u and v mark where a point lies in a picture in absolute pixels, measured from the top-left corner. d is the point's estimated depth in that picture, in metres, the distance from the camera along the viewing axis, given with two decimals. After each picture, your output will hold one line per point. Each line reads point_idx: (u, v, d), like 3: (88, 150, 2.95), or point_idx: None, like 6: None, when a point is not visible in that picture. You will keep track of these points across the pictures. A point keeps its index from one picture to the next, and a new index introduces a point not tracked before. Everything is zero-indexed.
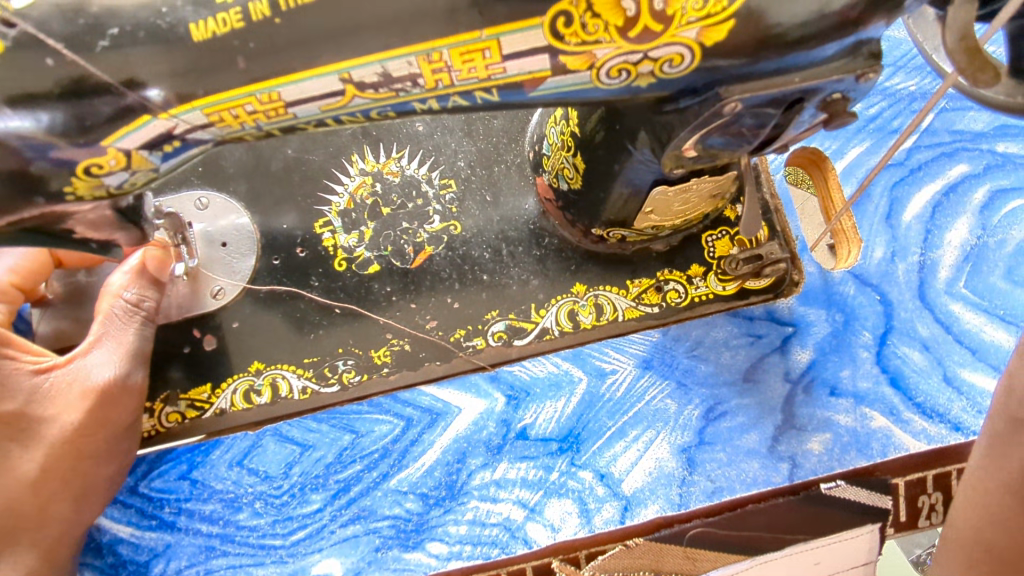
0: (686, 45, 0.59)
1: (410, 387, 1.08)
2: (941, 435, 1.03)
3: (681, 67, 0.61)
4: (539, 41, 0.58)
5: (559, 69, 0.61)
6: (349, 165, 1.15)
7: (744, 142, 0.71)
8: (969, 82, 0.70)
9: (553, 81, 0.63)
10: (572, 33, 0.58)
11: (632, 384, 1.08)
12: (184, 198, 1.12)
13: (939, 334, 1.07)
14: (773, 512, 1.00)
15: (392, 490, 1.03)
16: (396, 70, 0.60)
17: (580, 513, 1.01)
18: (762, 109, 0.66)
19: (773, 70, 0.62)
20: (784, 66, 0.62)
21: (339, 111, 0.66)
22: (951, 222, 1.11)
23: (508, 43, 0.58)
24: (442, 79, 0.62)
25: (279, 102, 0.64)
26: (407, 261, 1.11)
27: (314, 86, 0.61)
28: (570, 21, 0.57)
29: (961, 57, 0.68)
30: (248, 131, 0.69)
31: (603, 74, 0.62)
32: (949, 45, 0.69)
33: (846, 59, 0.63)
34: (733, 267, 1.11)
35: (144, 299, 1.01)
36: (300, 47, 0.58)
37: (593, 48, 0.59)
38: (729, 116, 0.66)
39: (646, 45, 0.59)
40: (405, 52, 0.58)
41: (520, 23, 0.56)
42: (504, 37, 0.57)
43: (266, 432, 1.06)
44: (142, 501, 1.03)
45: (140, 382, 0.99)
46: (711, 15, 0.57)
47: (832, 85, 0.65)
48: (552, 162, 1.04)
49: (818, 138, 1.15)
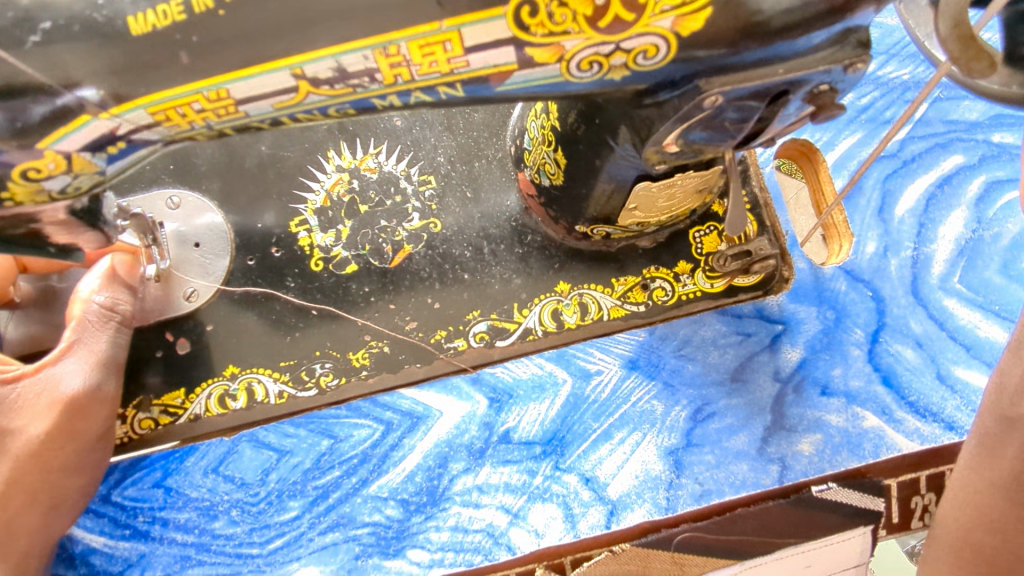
0: (660, 35, 0.56)
1: (389, 390, 1.05)
2: (934, 435, 1.01)
3: (656, 59, 0.58)
4: (502, 32, 0.54)
5: (526, 62, 0.57)
6: (324, 161, 1.11)
7: (727, 136, 0.68)
8: (962, 71, 0.67)
9: (520, 75, 0.59)
10: (538, 24, 0.54)
11: (618, 385, 1.05)
12: (155, 197, 1.08)
13: (933, 330, 1.05)
14: (763, 515, 0.99)
15: (372, 496, 1.01)
16: (352, 65, 0.56)
17: (565, 518, 0.99)
18: (744, 103, 0.63)
19: (754, 62, 0.59)
20: (767, 56, 0.58)
21: (296, 107, 0.62)
22: (946, 216, 1.08)
23: (469, 34, 0.54)
24: (402, 73, 0.58)
25: (230, 99, 0.60)
26: (386, 260, 1.07)
27: (265, 83, 0.58)
28: (535, 10, 0.53)
29: (955, 46, 0.65)
30: (199, 131, 0.65)
31: (574, 67, 0.58)
32: (942, 32, 0.65)
33: (834, 48, 0.60)
34: (721, 264, 1.07)
35: (117, 303, 0.95)
36: (247, 40, 0.55)
37: (560, 40, 0.55)
38: (711, 110, 0.62)
39: (618, 36, 0.55)
40: (359, 45, 0.54)
41: (481, 13, 0.53)
42: (466, 28, 0.53)
43: (242, 437, 1.03)
44: (115, 510, 1.00)
45: (112, 392, 0.93)
46: (686, 3, 0.54)
47: (819, 77, 0.61)
48: (533, 156, 1.01)
49: (809, 129, 1.11)
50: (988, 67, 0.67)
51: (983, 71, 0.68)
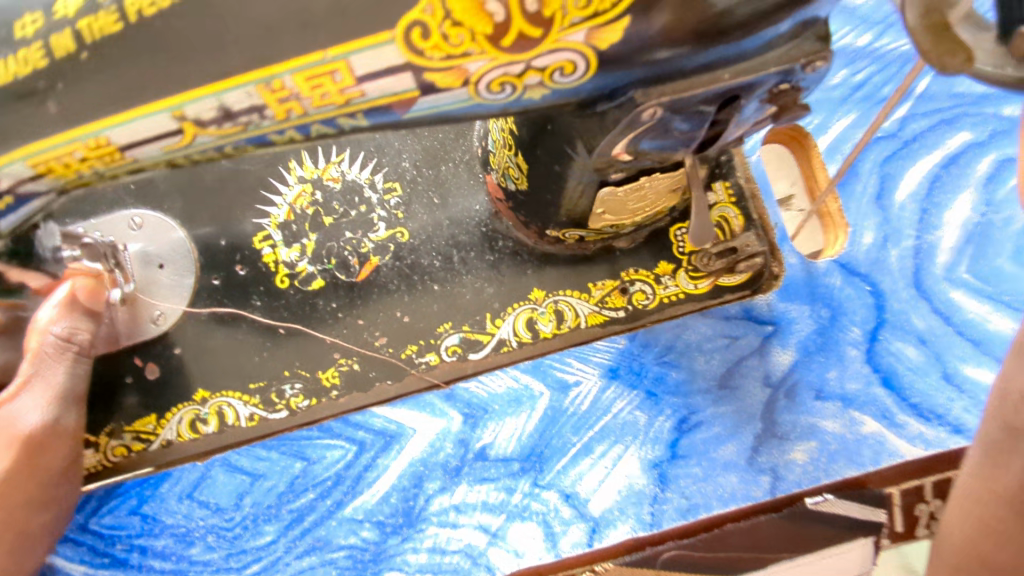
0: (574, 50, 0.48)
1: (361, 409, 1.02)
2: (940, 440, 0.93)
3: (576, 76, 0.50)
4: (394, 58, 0.47)
5: (427, 88, 0.50)
6: (286, 173, 1.06)
7: (679, 144, 0.61)
8: (936, 69, 0.56)
9: (425, 102, 0.51)
10: (431, 46, 0.46)
11: (598, 395, 1.00)
12: (117, 219, 1.04)
13: (938, 325, 0.97)
14: (753, 531, 0.94)
15: (347, 518, 0.98)
16: (236, 104, 0.50)
17: (545, 537, 0.96)
18: (689, 112, 0.56)
19: (694, 69, 0.52)
20: (708, 62, 0.51)
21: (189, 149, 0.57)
22: (951, 200, 0.99)
23: (358, 62, 0.47)
24: (294, 108, 0.52)
25: (112, 146, 0.55)
26: (353, 274, 1.03)
27: (145, 126, 0.53)
28: (426, 30, 0.46)
29: (925, 36, 0.55)
30: (89, 178, 0.62)
31: (483, 90, 0.51)
32: (909, 23, 0.56)
33: (787, 47, 0.53)
34: (705, 263, 1.01)
35: (76, 332, 0.93)
36: (127, 83, 0.50)
37: (462, 62, 0.48)
38: (652, 121, 0.56)
39: (525, 55, 0.47)
40: (240, 81, 0.48)
41: (365, 39, 0.46)
42: (353, 56, 0.47)
43: (215, 462, 1.01)
44: (93, 539, 0.99)
45: (71, 425, 0.92)
46: (599, 13, 0.46)
47: (772, 80, 0.54)
48: (497, 160, 0.95)
49: (798, 112, 1.03)
50: (964, 63, 0.55)
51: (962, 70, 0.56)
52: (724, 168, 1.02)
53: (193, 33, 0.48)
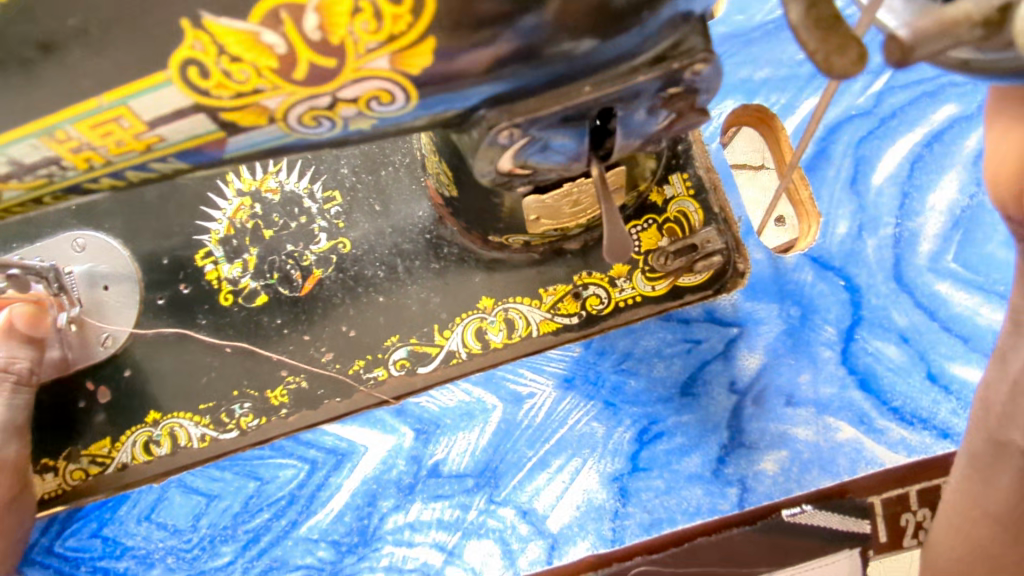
0: (383, 77, 0.47)
1: (312, 427, 0.98)
2: (924, 445, 0.85)
3: (396, 104, 0.50)
4: (181, 99, 0.47)
5: (229, 126, 0.50)
6: (224, 186, 1.03)
7: (569, 160, 0.58)
8: (823, 68, 0.46)
9: (237, 140, 0.52)
10: (216, 85, 0.46)
11: (553, 407, 0.94)
12: (60, 241, 1.02)
13: (922, 322, 0.88)
14: (725, 544, 0.85)
15: (303, 538, 0.93)
16: (26, 156, 0.50)
17: (503, 554, 0.89)
18: (562, 128, 0.55)
19: (553, 81, 0.50)
20: (566, 72, 0.50)
21: (7, 204, 0.55)
22: (936, 179, 0.91)
23: (141, 107, 0.47)
24: (93, 157, 0.51)
25: None
26: (296, 288, 0.99)
27: None
28: (206, 70, 0.45)
29: (809, 33, 0.46)
30: None
31: (295, 122, 0.51)
32: (796, 19, 0.48)
33: (656, 53, 0.51)
34: (662, 263, 0.94)
35: (13, 361, 0.95)
36: None
37: (259, 98, 0.48)
38: (513, 143, 0.55)
39: (327, 85, 0.47)
40: (21, 134, 0.48)
41: (141, 82, 0.45)
42: (133, 100, 0.46)
43: (172, 483, 0.98)
44: (60, 561, 0.96)
45: (14, 456, 0.92)
46: (397, 37, 0.45)
47: (651, 88, 0.53)
48: (430, 166, 0.89)
49: (761, 92, 0.95)
50: (857, 63, 0.45)
51: (853, 73, 0.46)
52: (682, 159, 0.95)
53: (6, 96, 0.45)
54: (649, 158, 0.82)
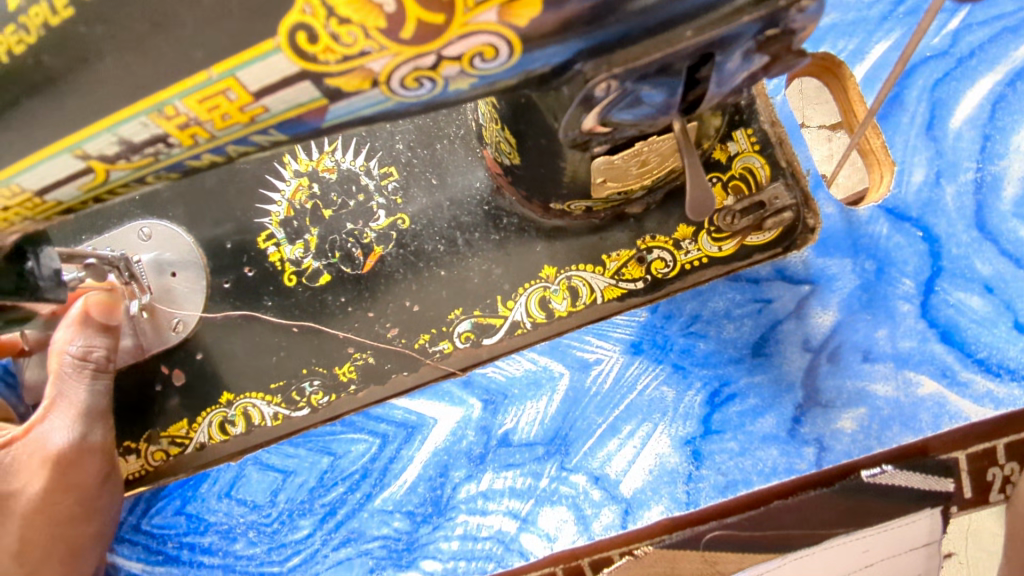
0: (489, 32, 0.46)
1: (381, 402, 0.99)
2: (1013, 397, 0.83)
3: (499, 59, 0.49)
4: (288, 67, 0.47)
5: (333, 94, 0.50)
6: (282, 168, 1.03)
7: (657, 112, 0.60)
8: None
9: (338, 107, 0.53)
10: (323, 50, 0.46)
11: (621, 372, 0.93)
12: (127, 231, 1.04)
13: (1006, 269, 0.86)
14: (805, 508, 0.86)
15: (378, 510, 0.95)
16: (134, 134, 0.52)
17: (577, 520, 0.89)
18: (656, 79, 0.55)
19: (655, 26, 0.50)
20: (668, 18, 0.50)
21: (103, 187, 0.59)
22: (1019, 121, 0.89)
23: (248, 78, 0.48)
24: (197, 131, 0.53)
25: (29, 191, 0.58)
26: (358, 266, 1.00)
27: (52, 169, 0.55)
28: (313, 34, 0.45)
29: None
30: (27, 221, 0.64)
31: (397, 85, 0.51)
32: None
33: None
34: (728, 222, 0.93)
35: (91, 351, 0.95)
36: (68, 124, 0.51)
37: (364, 62, 0.47)
38: (608, 96, 0.56)
39: (433, 43, 0.46)
40: (130, 113, 0.50)
41: (251, 52, 0.46)
42: (240, 72, 0.47)
43: (248, 461, 1.00)
44: (148, 538, 1.00)
45: (100, 440, 0.95)
46: None
47: (751, 30, 0.52)
48: (490, 135, 0.88)
49: (829, 38, 0.95)
50: None
51: None
52: (746, 114, 0.93)
53: (127, 76, 0.48)
54: (714, 115, 0.80)
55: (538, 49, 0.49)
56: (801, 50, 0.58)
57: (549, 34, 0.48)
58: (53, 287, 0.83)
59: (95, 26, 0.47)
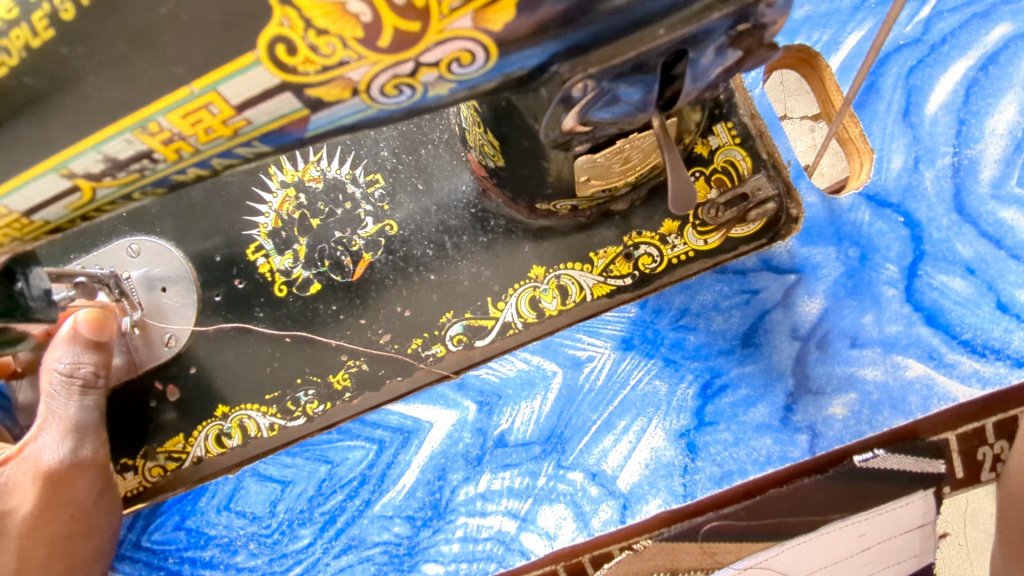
0: (464, 37, 0.47)
1: (376, 408, 0.99)
2: (998, 375, 0.84)
3: (476, 64, 0.50)
4: (268, 79, 0.48)
5: (315, 104, 0.51)
6: (268, 179, 1.04)
7: (636, 110, 0.61)
8: None
9: (321, 116, 0.53)
10: (302, 61, 0.47)
11: (613, 369, 0.94)
12: (115, 249, 1.04)
13: (987, 251, 0.88)
14: (799, 495, 0.86)
15: (378, 516, 0.95)
16: (119, 151, 0.53)
17: (575, 517, 0.90)
18: (632, 77, 0.56)
19: (628, 26, 0.51)
20: (641, 17, 0.51)
21: (91, 205, 0.60)
22: (992, 104, 0.91)
23: (229, 91, 0.49)
24: (182, 147, 0.53)
25: (17, 212, 0.58)
26: (348, 274, 1.00)
27: (39, 189, 0.55)
28: (293, 46, 0.46)
29: None
30: (15, 242, 0.65)
31: (377, 93, 0.51)
32: None
33: None
34: (713, 215, 0.94)
35: (79, 367, 0.93)
36: (53, 144, 0.52)
37: (343, 71, 0.48)
38: (585, 96, 0.57)
39: (410, 50, 0.47)
40: (115, 130, 0.51)
41: (231, 66, 0.47)
42: (221, 86, 0.48)
43: (246, 472, 1.00)
44: (148, 555, 1.00)
45: (92, 456, 0.94)
46: None
47: (722, 26, 0.54)
48: (473, 138, 0.88)
49: (803, 31, 0.97)
50: None
51: None
52: (725, 108, 0.94)
53: (109, 95, 0.49)
54: (694, 110, 0.81)
55: (515, 53, 0.50)
56: (774, 44, 0.59)
57: (525, 37, 0.49)
58: (42, 306, 0.82)
59: (78, 46, 0.47)
